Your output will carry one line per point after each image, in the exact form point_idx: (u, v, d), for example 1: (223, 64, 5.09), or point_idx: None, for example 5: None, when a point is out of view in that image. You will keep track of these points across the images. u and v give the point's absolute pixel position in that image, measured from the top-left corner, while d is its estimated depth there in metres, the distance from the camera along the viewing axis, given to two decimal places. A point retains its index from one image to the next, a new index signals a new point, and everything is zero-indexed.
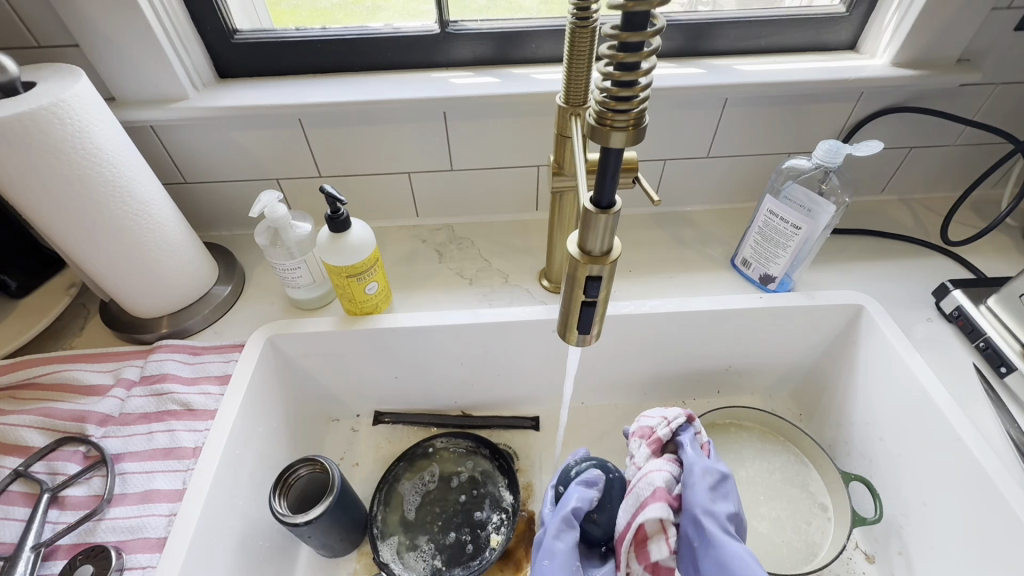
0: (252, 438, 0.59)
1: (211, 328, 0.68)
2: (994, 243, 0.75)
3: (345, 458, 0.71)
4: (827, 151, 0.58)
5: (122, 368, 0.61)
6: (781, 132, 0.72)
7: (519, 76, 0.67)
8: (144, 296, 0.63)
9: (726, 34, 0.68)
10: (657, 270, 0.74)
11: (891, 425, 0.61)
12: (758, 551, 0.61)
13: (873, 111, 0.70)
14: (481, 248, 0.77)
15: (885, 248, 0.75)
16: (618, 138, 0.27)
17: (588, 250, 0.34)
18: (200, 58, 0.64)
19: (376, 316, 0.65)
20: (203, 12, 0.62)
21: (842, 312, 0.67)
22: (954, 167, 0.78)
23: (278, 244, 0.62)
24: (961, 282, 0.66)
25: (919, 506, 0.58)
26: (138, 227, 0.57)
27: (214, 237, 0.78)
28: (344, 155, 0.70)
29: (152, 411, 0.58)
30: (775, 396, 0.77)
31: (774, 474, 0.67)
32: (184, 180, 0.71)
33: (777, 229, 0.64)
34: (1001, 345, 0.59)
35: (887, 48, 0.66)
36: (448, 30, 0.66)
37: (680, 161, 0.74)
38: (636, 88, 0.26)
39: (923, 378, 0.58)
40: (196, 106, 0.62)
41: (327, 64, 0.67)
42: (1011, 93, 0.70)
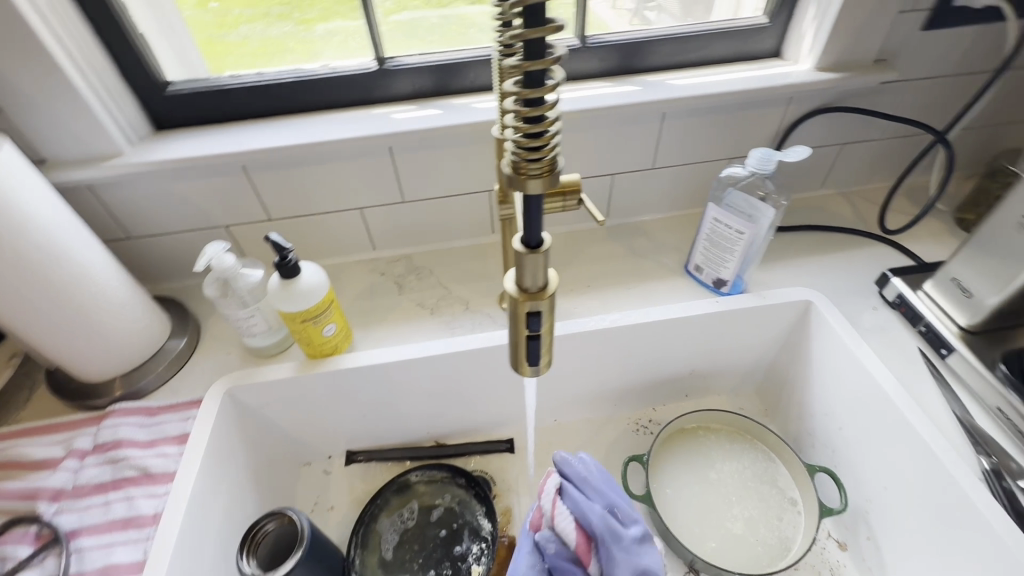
0: (217, 496, 0.57)
1: (167, 385, 0.66)
2: (928, 229, 0.79)
3: (319, 503, 0.69)
4: (759, 159, 0.60)
5: (73, 438, 0.59)
6: (719, 140, 0.74)
7: (460, 106, 0.68)
8: (92, 360, 0.60)
9: (657, 50, 0.71)
10: (615, 283, 0.75)
11: (848, 414, 0.64)
12: (735, 551, 0.62)
13: (803, 113, 0.73)
14: (440, 276, 0.77)
15: (829, 242, 0.78)
16: (535, 185, 0.27)
17: (525, 287, 0.35)
18: (133, 112, 0.63)
19: (337, 357, 0.65)
20: (132, 67, 0.61)
21: (793, 309, 0.69)
22: (885, 159, 0.82)
23: (229, 294, 0.61)
24: (899, 270, 0.69)
25: (880, 490, 0.60)
26: (78, 291, 0.55)
27: (165, 290, 0.76)
28: (292, 197, 0.70)
29: (108, 480, 0.56)
30: (741, 394, 0.79)
31: (746, 473, 0.68)
32: (128, 235, 0.69)
33: (723, 236, 0.66)
34: (940, 327, 0.63)
35: (809, 54, 0.69)
36: (385, 66, 0.67)
37: (627, 175, 0.76)
38: (546, 138, 0.26)
39: (872, 367, 0.61)
40: (132, 162, 0.61)
41: (266, 108, 0.67)
42: (927, 87, 0.74)
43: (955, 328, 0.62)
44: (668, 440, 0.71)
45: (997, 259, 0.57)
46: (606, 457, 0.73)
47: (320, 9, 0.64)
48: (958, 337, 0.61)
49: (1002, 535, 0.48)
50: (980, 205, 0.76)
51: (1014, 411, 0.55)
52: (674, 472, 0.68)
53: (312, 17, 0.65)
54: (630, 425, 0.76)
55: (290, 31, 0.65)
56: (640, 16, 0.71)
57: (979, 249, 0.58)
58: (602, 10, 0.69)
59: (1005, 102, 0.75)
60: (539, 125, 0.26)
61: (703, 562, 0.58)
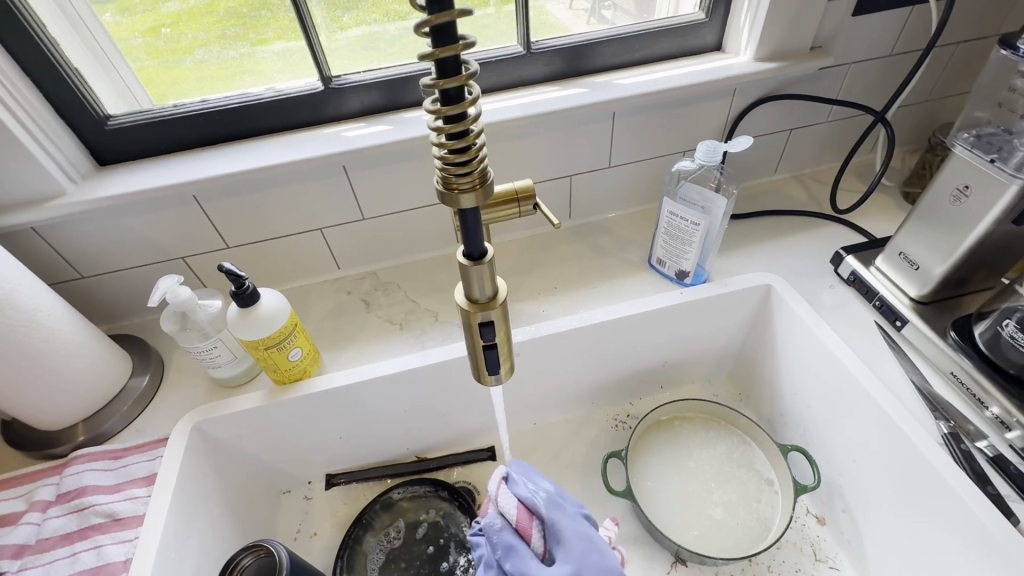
0: (190, 534, 0.56)
1: (132, 425, 0.64)
2: (878, 205, 0.81)
3: (301, 530, 0.68)
4: (706, 152, 0.62)
5: (35, 489, 0.57)
6: (671, 134, 0.76)
7: (411, 119, 0.68)
8: (50, 407, 0.58)
9: (602, 52, 0.72)
10: (582, 283, 0.76)
11: (814, 392, 0.66)
12: (717, 537, 0.63)
13: (748, 103, 0.75)
14: (408, 290, 0.77)
15: (785, 225, 0.80)
16: (468, 198, 0.28)
17: (475, 299, 0.35)
18: (74, 149, 0.61)
19: (306, 381, 0.64)
20: (69, 104, 0.59)
21: (754, 293, 0.71)
22: (831, 141, 0.85)
23: (189, 327, 0.60)
24: (852, 248, 0.72)
25: (850, 463, 0.62)
26: (27, 338, 0.53)
27: (125, 327, 0.74)
28: (248, 222, 0.68)
29: (74, 529, 0.54)
30: (714, 380, 0.80)
31: (723, 458, 0.69)
32: (80, 275, 0.67)
33: (679, 228, 0.68)
34: (894, 301, 0.65)
35: (748, 46, 0.71)
36: (332, 85, 0.66)
37: (585, 175, 0.77)
38: (472, 151, 0.27)
39: (832, 344, 0.63)
40: (76, 200, 0.59)
41: (214, 135, 0.66)
42: (863, 70, 0.77)
43: (907, 300, 0.64)
44: (646, 433, 0.72)
45: (939, 231, 0.59)
46: (587, 456, 0.73)
47: (275, 29, 0.63)
48: (911, 308, 0.63)
49: (963, 494, 0.50)
50: (923, 178, 0.79)
51: (966, 375, 0.57)
52: (654, 464, 0.69)
53: (268, 37, 0.64)
54: (608, 422, 0.77)
55: (246, 52, 0.64)
56: (597, 16, 0.72)
57: (922, 222, 0.61)
58: (560, 11, 0.70)
59: (937, 79, 0.78)
60: (463, 139, 0.26)
61: (686, 551, 0.59)
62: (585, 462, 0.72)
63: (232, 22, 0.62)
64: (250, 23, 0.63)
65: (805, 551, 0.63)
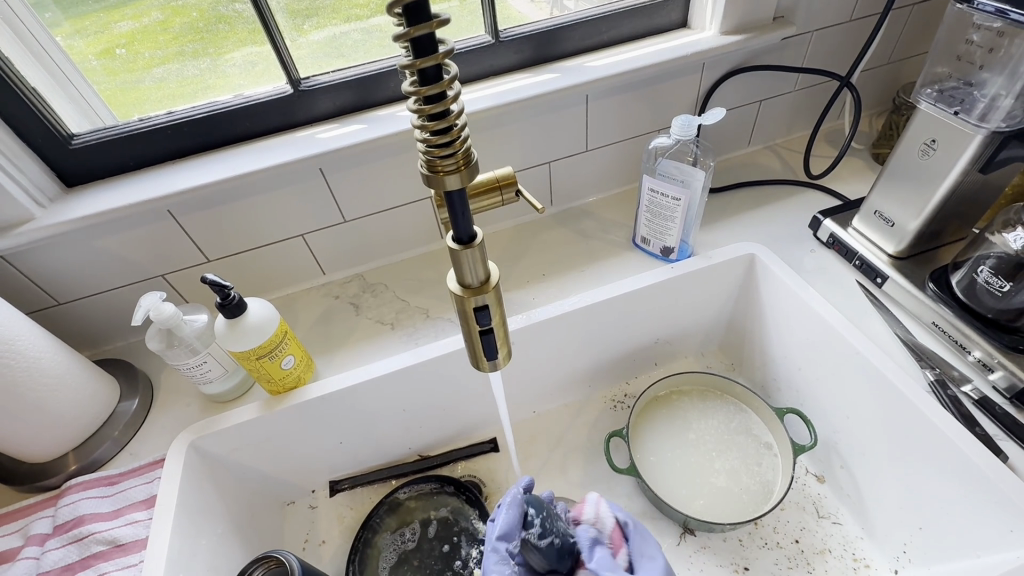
0: (197, 551, 0.55)
1: (125, 450, 0.62)
2: (850, 168, 0.83)
3: (310, 539, 0.67)
4: (682, 126, 0.62)
5: (30, 524, 0.55)
6: (645, 114, 0.76)
7: (385, 116, 0.67)
8: (38, 439, 0.57)
9: (570, 36, 0.72)
10: (570, 267, 0.76)
11: (804, 354, 0.67)
12: (723, 503, 0.64)
13: (718, 78, 0.76)
14: (396, 289, 0.76)
15: (763, 195, 0.82)
16: (454, 179, 0.28)
17: (468, 284, 0.35)
18: (39, 173, 0.60)
19: (301, 388, 0.63)
20: (29, 125, 0.57)
21: (738, 263, 0.72)
22: (800, 110, 0.87)
23: (175, 344, 0.59)
24: (829, 212, 0.73)
25: (843, 419, 0.63)
26: (7, 370, 0.52)
27: (109, 352, 0.72)
28: (227, 234, 0.67)
29: (75, 559, 0.52)
30: (707, 353, 0.81)
31: (722, 428, 0.70)
32: (57, 302, 0.66)
33: (661, 205, 0.68)
34: (872, 259, 0.66)
35: (713, 20, 0.72)
36: (302, 87, 0.65)
37: (563, 161, 0.77)
38: (453, 131, 0.27)
39: (818, 306, 0.64)
40: (46, 224, 0.57)
41: (184, 148, 0.65)
42: (825, 38, 0.78)
43: (885, 257, 0.66)
44: (645, 409, 0.73)
45: (910, 186, 0.61)
46: (589, 438, 0.74)
47: (235, 41, 0.63)
48: (889, 265, 0.65)
49: (953, 438, 0.51)
50: (891, 139, 0.81)
51: (947, 324, 0.59)
52: (656, 439, 0.70)
53: (228, 50, 0.63)
54: (607, 403, 0.77)
55: (207, 67, 0.63)
56: (558, 7, 0.72)
57: (893, 179, 0.62)
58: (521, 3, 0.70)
59: (896, 41, 0.80)
60: (443, 120, 0.26)
61: (694, 520, 0.60)
62: (587, 444, 0.73)
63: (190, 38, 0.61)
64: (208, 37, 0.62)
65: (808, 509, 0.64)
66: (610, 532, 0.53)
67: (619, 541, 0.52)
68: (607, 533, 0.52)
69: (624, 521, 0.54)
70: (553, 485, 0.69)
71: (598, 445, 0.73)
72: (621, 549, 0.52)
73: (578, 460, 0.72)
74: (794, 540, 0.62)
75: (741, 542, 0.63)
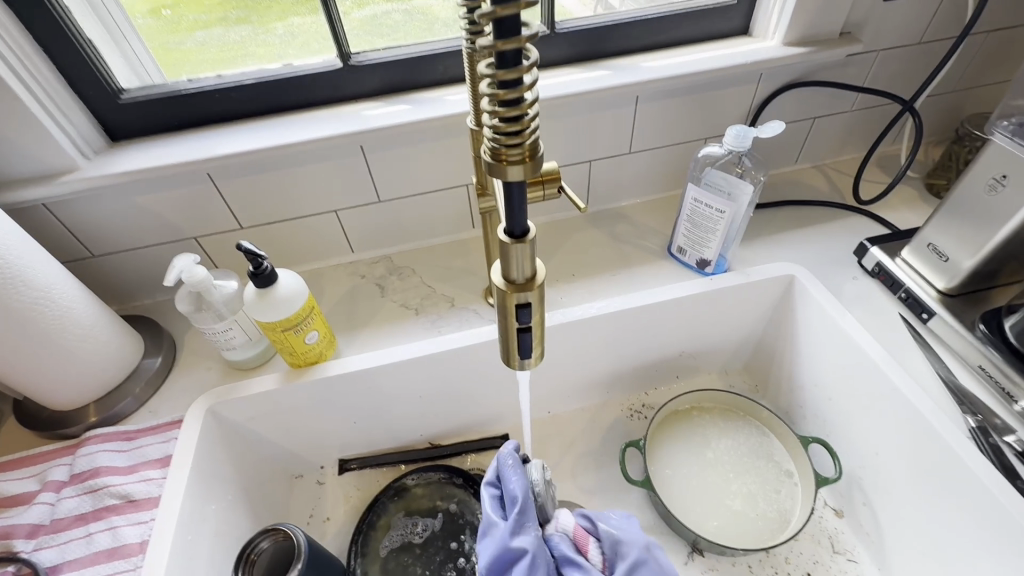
0: (207, 516, 0.56)
1: (144, 407, 0.63)
2: (902, 196, 0.80)
3: (315, 515, 0.67)
4: (735, 137, 0.61)
5: (48, 470, 0.56)
6: (694, 120, 0.74)
7: (431, 99, 0.66)
8: (61, 388, 0.57)
9: (625, 34, 0.70)
10: (600, 270, 0.75)
11: (837, 385, 0.65)
12: (736, 527, 0.63)
13: (774, 90, 0.73)
14: (423, 275, 0.76)
15: (806, 215, 0.79)
16: (516, 171, 0.27)
17: (512, 279, 0.34)
18: (86, 125, 0.60)
19: (322, 365, 0.63)
20: (81, 77, 0.57)
21: (777, 284, 0.69)
22: (855, 131, 0.83)
23: (203, 308, 0.59)
24: (877, 240, 0.70)
25: (872, 455, 0.61)
26: (42, 317, 0.52)
27: (135, 308, 0.73)
28: (263, 203, 0.67)
29: (88, 510, 0.53)
30: (730, 372, 0.79)
31: (741, 449, 0.69)
32: (90, 254, 0.66)
33: (703, 216, 0.66)
34: (920, 293, 0.64)
35: (777, 30, 0.69)
36: (351, 62, 0.64)
37: (604, 161, 0.76)
38: (524, 120, 0.25)
39: (856, 335, 0.62)
40: (89, 176, 0.58)
41: (229, 113, 0.64)
42: (890, 59, 0.75)
43: (933, 292, 0.63)
44: (664, 423, 0.71)
45: (969, 223, 0.58)
46: (602, 445, 0.72)
47: (278, 11, 0.62)
48: (938, 301, 0.63)
49: (992, 489, 0.49)
50: (949, 171, 0.77)
51: (996, 369, 0.56)
52: (671, 454, 0.69)
53: (271, 19, 0.62)
54: (623, 411, 0.76)
55: (248, 34, 0.63)
56: (604, 4, 0.70)
57: (952, 213, 0.60)
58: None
59: (967, 68, 0.77)
60: (516, 107, 0.25)
61: (706, 541, 0.58)
62: (600, 451, 0.72)
63: (234, 3, 0.61)
64: (254, 6, 0.61)
65: (823, 544, 0.62)
66: (574, 532, 0.50)
67: (585, 539, 0.50)
68: (573, 535, 0.50)
69: (591, 522, 0.52)
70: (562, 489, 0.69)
71: (611, 453, 0.72)
72: (589, 545, 0.50)
73: (589, 466, 0.71)
74: (806, 573, 0.61)
75: (751, 569, 0.61)
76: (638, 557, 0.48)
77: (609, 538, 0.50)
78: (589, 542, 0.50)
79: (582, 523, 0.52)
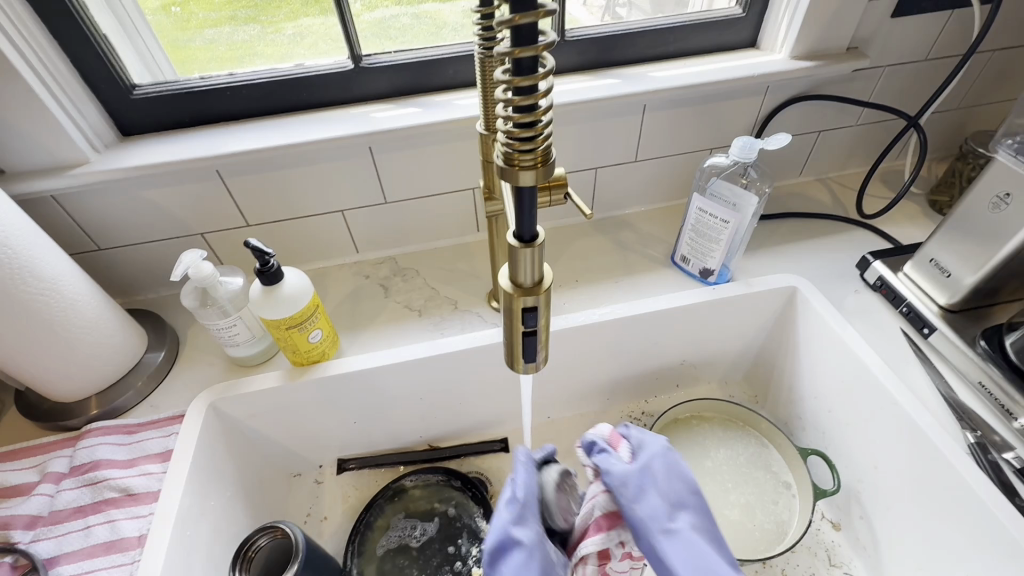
0: (205, 512, 0.56)
1: (146, 401, 0.63)
2: (905, 211, 0.80)
3: (312, 514, 0.67)
4: (741, 148, 0.61)
5: (48, 461, 0.56)
6: (700, 130, 0.75)
7: (440, 103, 0.67)
8: (64, 379, 0.57)
9: (634, 43, 0.71)
10: (603, 276, 0.75)
11: (837, 398, 0.65)
12: (734, 537, 0.63)
13: (780, 102, 0.74)
14: (427, 277, 0.76)
15: (809, 228, 0.79)
16: (528, 176, 0.27)
17: (520, 283, 0.34)
18: (97, 119, 0.60)
19: (324, 363, 0.63)
20: (94, 71, 0.58)
21: (779, 295, 0.70)
22: (859, 145, 0.84)
23: (209, 304, 0.59)
24: (880, 254, 0.71)
25: (871, 469, 0.61)
26: (47, 308, 0.53)
27: (139, 302, 0.73)
28: (270, 201, 0.67)
29: (87, 503, 0.53)
30: (730, 382, 0.79)
31: (740, 459, 0.69)
32: (97, 247, 0.67)
33: (707, 225, 0.67)
34: (922, 308, 0.64)
35: (784, 43, 0.70)
36: (362, 64, 0.65)
37: (610, 169, 0.76)
38: (538, 126, 0.26)
39: (857, 348, 0.62)
40: (99, 170, 0.58)
41: (239, 111, 0.65)
42: (896, 74, 0.76)
43: (934, 307, 0.64)
44: (663, 430, 0.71)
45: (972, 239, 0.59)
46: None
47: (287, 12, 0.62)
48: (939, 316, 0.63)
49: (991, 506, 0.49)
50: (952, 187, 0.78)
51: (996, 385, 0.56)
52: None
53: (279, 20, 0.63)
54: (622, 418, 0.76)
55: (257, 34, 0.63)
56: (610, 14, 0.71)
57: (955, 229, 0.60)
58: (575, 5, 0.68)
59: (972, 86, 0.77)
60: (530, 113, 0.25)
61: None
62: None
63: (244, 3, 0.61)
64: (261, 5, 0.62)
65: (820, 556, 0.62)
66: (608, 433, 0.44)
67: (616, 440, 0.44)
68: (606, 436, 0.44)
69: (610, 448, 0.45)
70: None
71: None
72: (619, 443, 0.43)
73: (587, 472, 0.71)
74: None
75: None
76: (653, 452, 0.42)
77: (639, 444, 0.43)
78: (620, 439, 0.44)
79: (616, 428, 0.45)
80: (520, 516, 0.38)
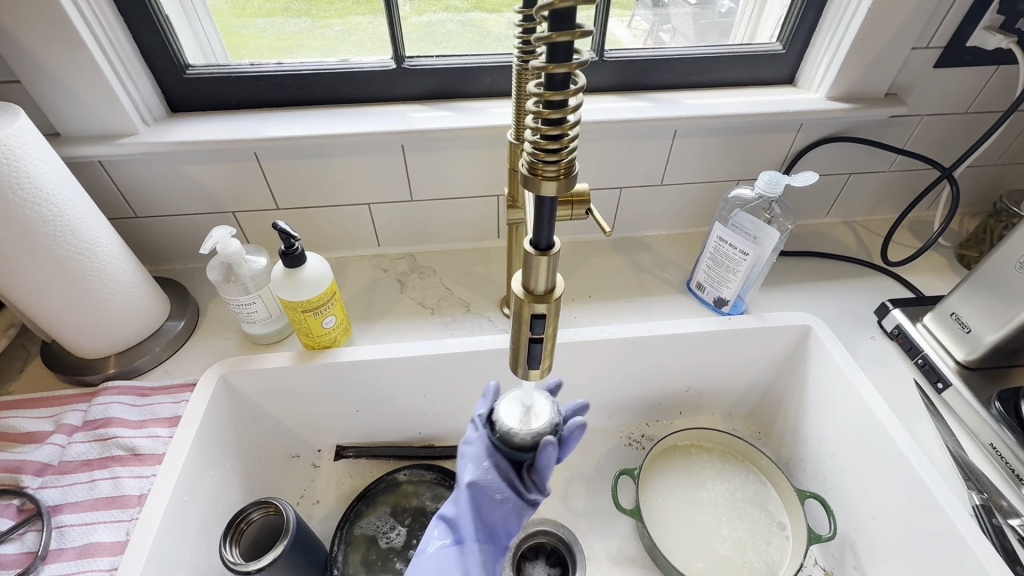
0: (204, 481, 0.57)
1: (161, 366, 0.65)
2: (930, 262, 0.79)
3: (305, 496, 0.68)
4: (767, 182, 0.61)
5: (63, 413, 0.59)
6: (730, 160, 0.75)
7: (476, 110, 0.68)
8: (88, 336, 0.60)
9: (670, 69, 0.72)
10: (616, 295, 0.75)
11: (842, 441, 0.64)
12: (722, 571, 0.62)
13: (813, 141, 0.74)
14: (443, 276, 0.77)
15: (831, 269, 0.79)
16: (550, 186, 0.28)
17: (532, 289, 0.35)
18: (150, 93, 0.64)
19: (334, 350, 0.65)
20: (153, 49, 0.61)
21: (792, 333, 0.69)
22: (890, 191, 0.83)
23: (232, 280, 0.61)
24: (900, 302, 0.70)
25: (870, 520, 0.60)
26: (82, 266, 0.55)
27: (167, 272, 0.76)
28: (301, 188, 0.70)
29: (95, 457, 0.55)
30: (735, 415, 0.78)
31: (736, 494, 0.68)
32: (134, 215, 0.70)
33: (726, 255, 0.67)
34: (938, 361, 0.63)
35: (822, 82, 0.70)
36: (404, 65, 0.67)
37: (634, 190, 0.77)
38: (564, 139, 0.27)
39: (866, 395, 0.61)
40: (144, 141, 0.61)
41: (283, 98, 0.68)
42: (935, 124, 0.75)
43: (951, 362, 0.63)
44: (660, 455, 0.71)
45: (997, 298, 0.58)
46: (596, 468, 0.72)
47: (335, 9, 0.65)
48: (955, 371, 0.62)
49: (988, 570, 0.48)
50: (982, 243, 0.76)
51: (1008, 449, 0.55)
52: (665, 487, 0.69)
53: (327, 16, 0.65)
54: (622, 438, 0.76)
55: (304, 27, 0.66)
56: (652, 38, 0.72)
57: (979, 285, 0.59)
58: (617, 27, 0.69)
59: (1012, 143, 0.76)
60: (558, 127, 0.27)
61: None
62: (594, 474, 0.72)
63: None
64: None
65: None
66: None
67: None
68: None
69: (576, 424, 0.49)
70: (550, 506, 0.69)
71: (604, 479, 0.71)
72: None
73: (580, 487, 0.71)
74: None
75: None
76: None
77: None
78: None
79: None
80: (464, 442, 0.56)
